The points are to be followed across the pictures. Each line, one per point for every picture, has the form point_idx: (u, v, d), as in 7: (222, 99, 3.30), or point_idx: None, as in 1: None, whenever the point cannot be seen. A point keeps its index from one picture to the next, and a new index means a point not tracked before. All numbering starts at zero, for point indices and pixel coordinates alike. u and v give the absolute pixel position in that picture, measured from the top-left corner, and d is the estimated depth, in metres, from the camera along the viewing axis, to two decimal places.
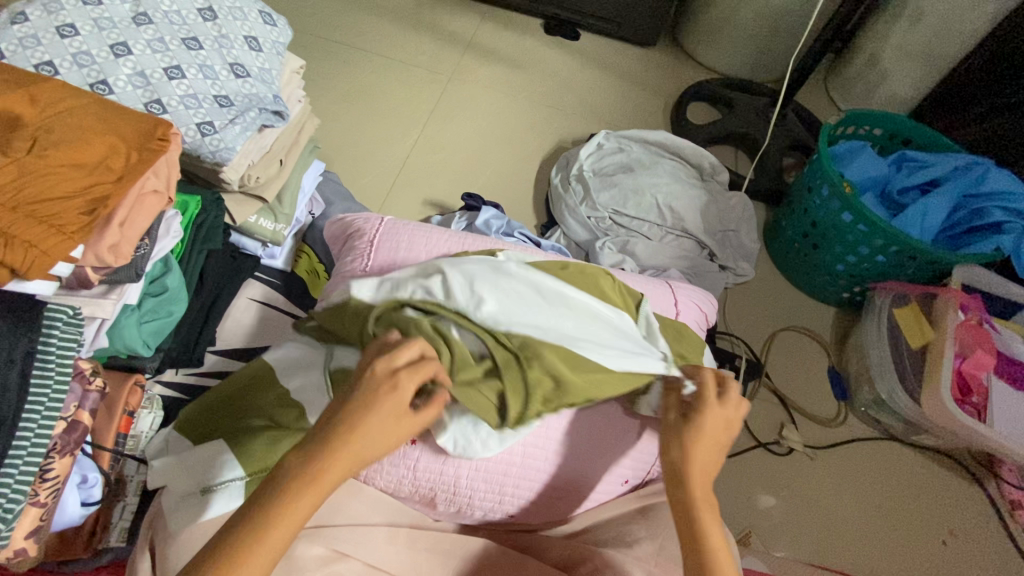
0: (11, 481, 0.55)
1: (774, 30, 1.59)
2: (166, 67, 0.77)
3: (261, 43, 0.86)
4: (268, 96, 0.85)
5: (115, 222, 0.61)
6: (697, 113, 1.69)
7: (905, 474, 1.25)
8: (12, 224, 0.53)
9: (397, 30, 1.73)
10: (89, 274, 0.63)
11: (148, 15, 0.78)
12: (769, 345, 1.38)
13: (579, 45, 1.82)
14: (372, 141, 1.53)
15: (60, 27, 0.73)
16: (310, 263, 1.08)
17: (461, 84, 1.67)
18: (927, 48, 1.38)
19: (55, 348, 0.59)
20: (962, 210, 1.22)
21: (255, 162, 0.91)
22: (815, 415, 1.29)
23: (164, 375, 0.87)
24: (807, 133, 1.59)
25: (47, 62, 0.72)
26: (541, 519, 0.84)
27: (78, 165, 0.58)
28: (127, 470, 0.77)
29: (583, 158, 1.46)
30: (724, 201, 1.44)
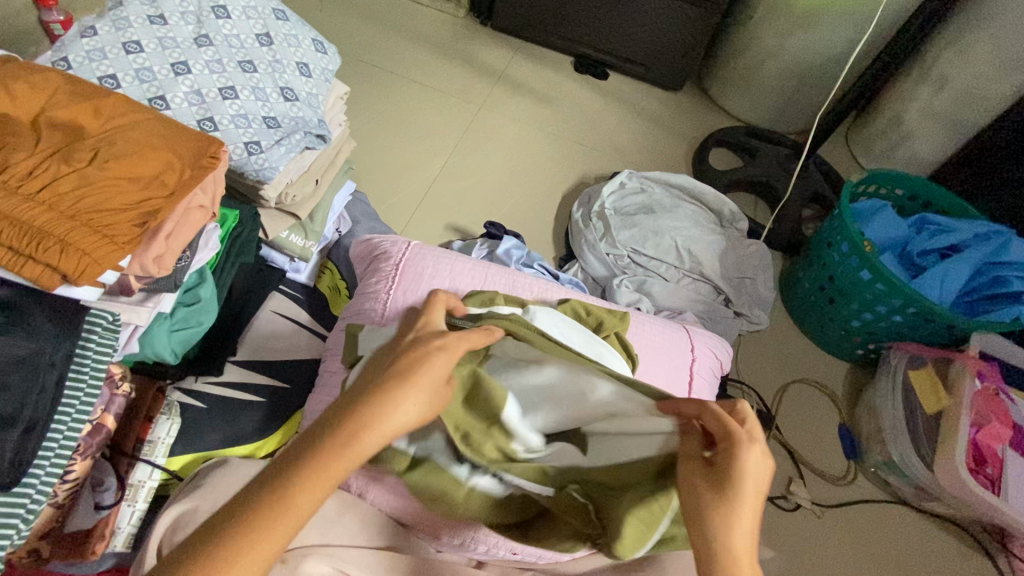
0: (39, 479, 0.57)
1: (802, 83, 1.63)
2: (221, 88, 0.80)
3: (311, 70, 0.90)
4: (314, 119, 0.89)
5: (162, 234, 0.64)
6: (720, 160, 1.72)
7: (914, 541, 1.22)
8: (69, 231, 0.55)
9: (433, 58, 1.79)
10: (132, 282, 0.65)
11: (209, 36, 0.82)
12: (780, 396, 1.37)
13: (607, 85, 1.86)
14: (401, 164, 1.57)
15: (126, 44, 0.77)
16: (332, 280, 1.11)
17: (491, 113, 1.72)
18: (952, 113, 1.41)
19: (92, 350, 0.61)
20: (982, 277, 1.22)
21: (294, 181, 0.93)
22: (824, 472, 1.28)
23: (184, 382, 0.87)
24: (828, 187, 1.61)
25: (110, 75, 0.76)
26: (544, 559, 0.83)
27: (133, 179, 0.61)
28: (137, 475, 0.76)
29: (606, 196, 1.48)
30: (742, 249, 1.46)
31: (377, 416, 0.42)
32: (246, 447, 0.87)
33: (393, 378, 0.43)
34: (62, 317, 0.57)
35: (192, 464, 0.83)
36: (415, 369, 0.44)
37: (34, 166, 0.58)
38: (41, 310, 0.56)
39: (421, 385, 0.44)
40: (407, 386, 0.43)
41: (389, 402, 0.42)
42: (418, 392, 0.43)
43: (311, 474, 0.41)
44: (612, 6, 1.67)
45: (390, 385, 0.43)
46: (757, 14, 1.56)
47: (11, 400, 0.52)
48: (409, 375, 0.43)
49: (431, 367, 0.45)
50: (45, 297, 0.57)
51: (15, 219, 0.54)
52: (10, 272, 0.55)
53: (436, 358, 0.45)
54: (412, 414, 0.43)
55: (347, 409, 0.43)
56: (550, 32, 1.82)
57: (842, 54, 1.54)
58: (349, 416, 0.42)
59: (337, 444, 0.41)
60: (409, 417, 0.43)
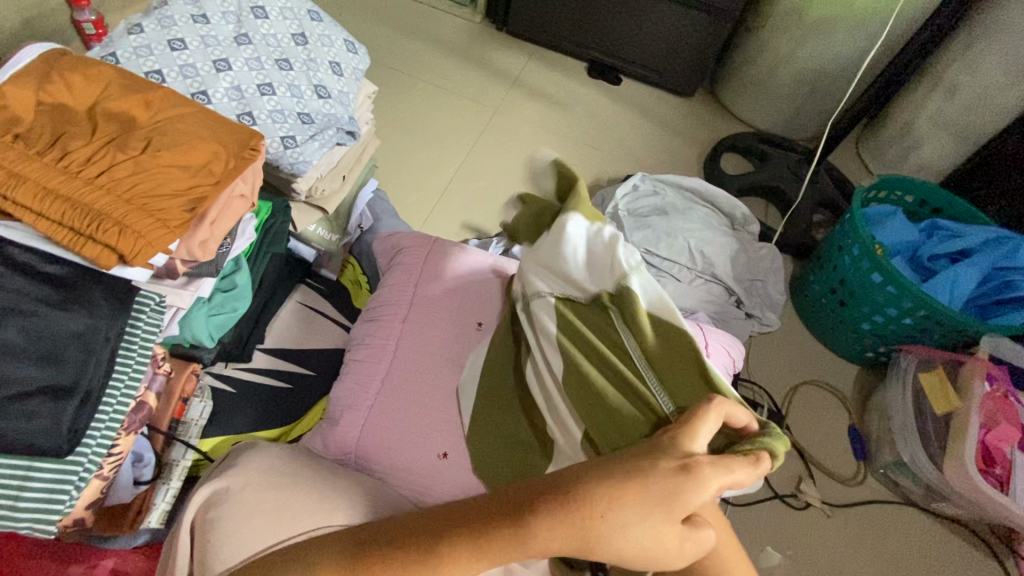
0: (90, 449, 0.60)
1: (813, 90, 1.66)
2: (259, 84, 0.84)
3: (343, 69, 0.94)
4: (345, 117, 0.92)
5: (208, 220, 0.67)
6: (731, 164, 1.75)
7: (923, 542, 1.24)
8: (126, 215, 0.59)
9: (451, 62, 1.83)
10: (178, 265, 0.68)
11: (248, 35, 0.85)
12: (790, 397, 1.39)
13: (620, 90, 1.89)
14: (418, 164, 1.60)
15: (171, 41, 0.80)
16: (355, 273, 1.14)
17: (507, 116, 1.75)
18: (962, 121, 1.43)
19: (141, 328, 0.65)
20: (992, 282, 1.23)
21: (324, 176, 0.97)
22: (833, 472, 1.29)
23: (215, 367, 0.91)
24: (838, 192, 1.63)
25: (156, 70, 0.79)
26: None
27: (184, 167, 0.64)
28: (173, 454, 0.79)
29: (619, 197, 1.51)
30: (753, 251, 1.48)
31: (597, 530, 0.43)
32: (271, 432, 0.89)
33: (631, 480, 0.44)
34: (115, 295, 0.61)
35: (222, 445, 0.86)
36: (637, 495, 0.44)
37: (93, 154, 0.61)
38: (97, 288, 0.60)
39: (642, 506, 0.43)
40: (629, 503, 0.43)
41: (603, 515, 0.43)
42: (640, 526, 0.44)
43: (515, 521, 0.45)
44: (627, 13, 1.71)
45: (621, 492, 0.44)
46: (769, 23, 1.59)
47: (70, 370, 0.56)
48: (629, 495, 0.44)
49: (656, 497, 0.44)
50: (100, 276, 0.60)
51: (76, 202, 0.58)
52: (69, 252, 0.59)
53: (663, 478, 0.44)
54: (622, 542, 0.44)
55: (561, 492, 0.45)
56: (565, 38, 1.86)
57: (854, 62, 1.57)
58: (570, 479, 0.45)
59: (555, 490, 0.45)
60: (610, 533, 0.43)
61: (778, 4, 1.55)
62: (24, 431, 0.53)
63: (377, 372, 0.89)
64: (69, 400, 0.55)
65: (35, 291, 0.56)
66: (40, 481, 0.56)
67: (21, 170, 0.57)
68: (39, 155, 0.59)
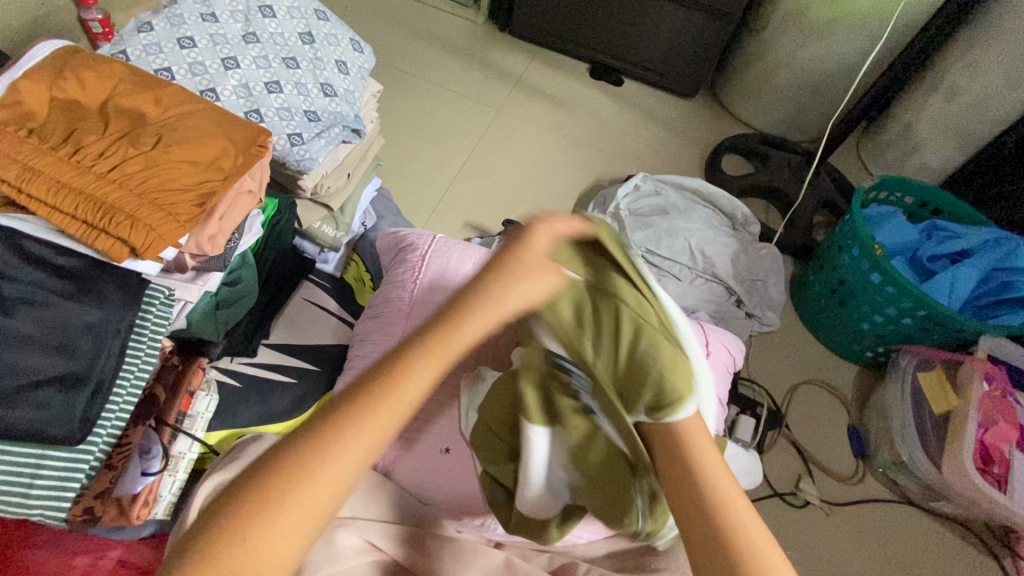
0: (102, 437, 0.61)
1: (813, 92, 1.67)
2: (267, 82, 0.85)
3: (349, 68, 0.95)
4: (350, 115, 0.94)
5: (216, 215, 0.68)
6: (732, 165, 1.76)
7: (921, 541, 1.24)
8: (138, 208, 0.60)
9: (454, 62, 1.84)
10: (187, 259, 0.69)
11: (256, 34, 0.86)
12: (790, 396, 1.40)
13: (622, 91, 1.90)
14: (421, 164, 1.61)
15: (180, 39, 0.81)
16: (358, 271, 1.15)
17: (509, 116, 1.76)
18: (962, 123, 1.44)
19: (150, 320, 0.65)
20: (990, 282, 1.24)
21: (328, 173, 0.98)
22: (832, 471, 1.30)
23: (220, 362, 0.91)
24: (839, 194, 1.64)
25: (165, 68, 0.80)
26: (562, 541, 0.85)
27: (193, 163, 0.66)
28: (179, 447, 0.80)
29: (620, 197, 1.51)
30: (754, 252, 1.49)
31: (728, 522, 0.47)
32: (277, 425, 0.91)
33: (494, 271, 0.47)
34: (126, 287, 0.62)
35: (227, 438, 0.87)
36: (516, 260, 0.48)
37: (104, 148, 0.62)
38: (108, 281, 0.61)
39: (525, 277, 0.48)
40: (513, 278, 0.47)
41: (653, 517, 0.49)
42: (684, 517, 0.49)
43: (388, 395, 0.42)
44: (629, 14, 1.72)
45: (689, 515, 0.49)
46: (771, 25, 1.60)
47: (83, 360, 0.57)
48: (520, 278, 0.47)
49: (723, 492, 0.49)
50: (111, 269, 0.61)
51: (89, 195, 0.59)
52: (81, 244, 0.60)
53: (525, 249, 0.49)
54: (516, 300, 0.47)
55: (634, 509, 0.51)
56: (567, 39, 1.87)
57: (854, 64, 1.58)
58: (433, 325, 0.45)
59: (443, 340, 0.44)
60: (728, 530, 0.46)
61: (780, 6, 1.56)
62: (36, 419, 0.54)
63: (381, 367, 0.90)
64: (81, 390, 0.56)
65: (48, 283, 0.58)
66: (53, 469, 0.57)
67: (35, 164, 0.58)
68: (51, 149, 0.60)
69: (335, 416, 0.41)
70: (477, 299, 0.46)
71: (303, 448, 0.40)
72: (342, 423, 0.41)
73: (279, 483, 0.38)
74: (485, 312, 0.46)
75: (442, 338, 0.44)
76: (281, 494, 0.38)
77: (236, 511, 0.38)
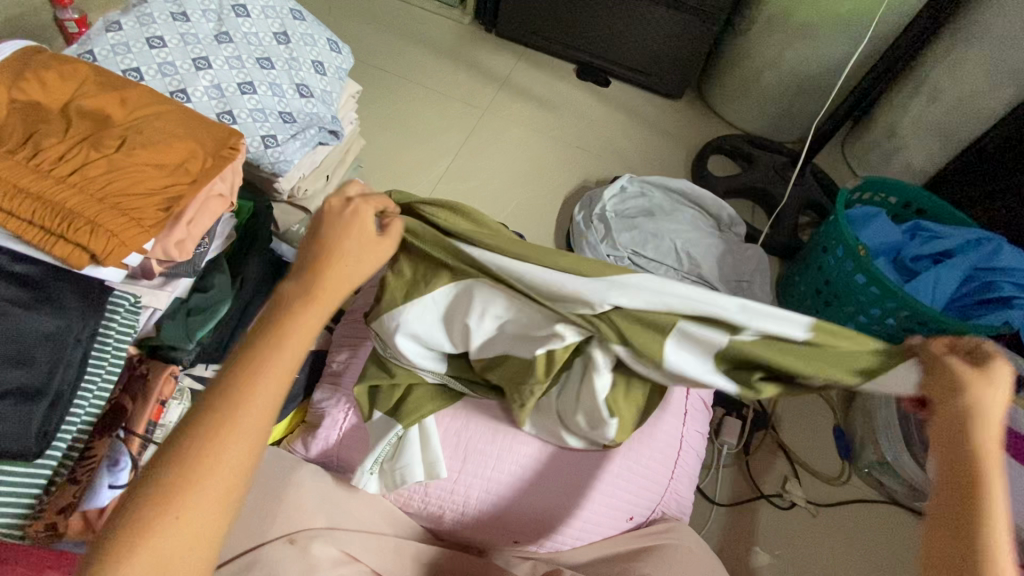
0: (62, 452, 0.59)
1: (798, 93, 1.67)
2: (240, 83, 0.83)
3: (326, 68, 0.93)
4: (327, 116, 0.92)
5: (184, 220, 0.66)
6: (718, 167, 1.76)
7: (907, 541, 1.24)
8: (98, 213, 0.58)
9: (439, 63, 1.83)
10: (153, 266, 0.67)
11: (229, 34, 0.84)
12: (776, 396, 1.39)
13: (609, 91, 1.90)
14: (407, 166, 1.60)
15: (149, 39, 0.79)
16: None
17: (494, 117, 1.75)
18: (945, 124, 1.44)
19: (116, 326, 0.64)
20: (973, 282, 1.24)
21: (306, 176, 0.96)
22: (819, 472, 1.30)
23: (195, 369, 0.88)
24: (824, 194, 1.64)
25: (134, 68, 0.78)
26: (545, 548, 0.83)
27: (159, 166, 0.64)
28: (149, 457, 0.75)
29: (606, 199, 1.50)
30: (740, 253, 1.48)
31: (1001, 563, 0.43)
32: None
33: (327, 249, 0.54)
34: (89, 295, 0.60)
35: None
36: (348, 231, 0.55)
37: (65, 151, 0.61)
38: (70, 288, 0.59)
39: (354, 257, 0.55)
40: (345, 244, 0.54)
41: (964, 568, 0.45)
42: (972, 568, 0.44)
43: (253, 383, 0.45)
44: (615, 14, 1.71)
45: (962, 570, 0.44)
46: (754, 26, 1.60)
47: (41, 371, 0.55)
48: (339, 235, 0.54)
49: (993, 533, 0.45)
50: (72, 275, 0.59)
51: (46, 200, 0.57)
52: (40, 251, 0.58)
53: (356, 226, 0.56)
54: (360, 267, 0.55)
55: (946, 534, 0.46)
56: (554, 39, 1.86)
57: (838, 65, 1.58)
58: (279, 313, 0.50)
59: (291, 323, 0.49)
60: None
61: (763, 7, 1.56)
62: None
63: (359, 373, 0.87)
64: (36, 404, 0.54)
65: (3, 291, 0.55)
66: None
67: None
68: (9, 153, 0.59)
69: (218, 412, 0.44)
70: (340, 242, 0.54)
71: (195, 441, 0.42)
72: (218, 416, 0.44)
73: (174, 468, 0.42)
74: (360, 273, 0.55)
75: (317, 292, 0.51)
76: (195, 468, 0.42)
77: (152, 494, 0.41)
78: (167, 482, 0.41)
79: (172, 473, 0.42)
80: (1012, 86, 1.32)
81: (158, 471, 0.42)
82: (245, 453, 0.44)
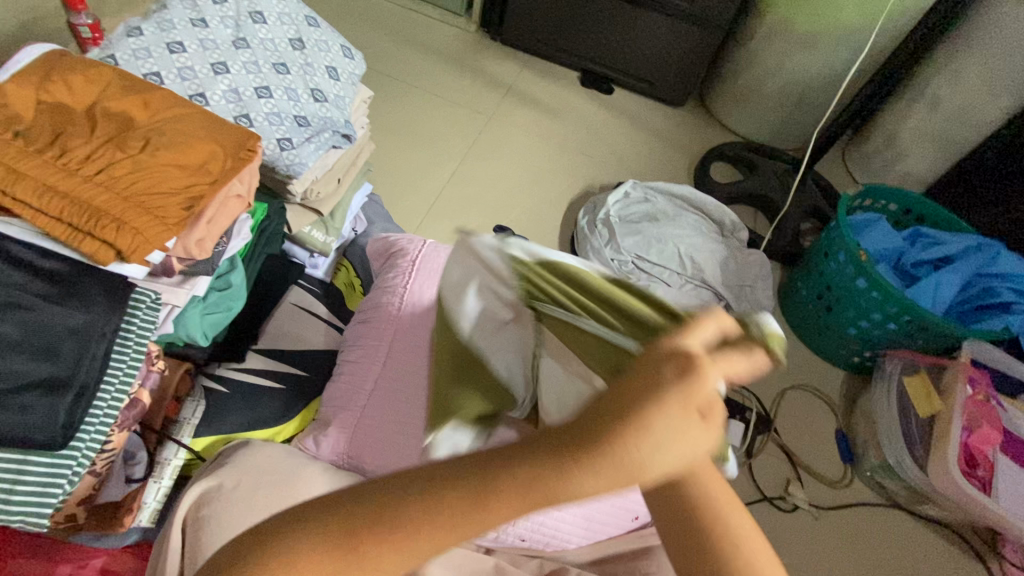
0: (84, 444, 0.60)
1: (800, 102, 1.69)
2: (257, 87, 0.85)
3: (339, 74, 0.95)
4: (340, 120, 0.94)
5: (204, 220, 0.68)
6: (720, 174, 1.78)
7: (909, 544, 1.25)
8: (123, 211, 0.60)
9: (445, 70, 1.85)
10: (173, 263, 0.69)
11: (246, 39, 0.87)
12: (778, 400, 1.41)
13: (612, 99, 1.92)
14: (413, 171, 1.62)
15: (169, 44, 0.81)
16: (349, 277, 1.14)
17: (500, 123, 1.77)
18: (944, 132, 1.47)
19: (136, 324, 0.65)
20: (973, 288, 1.26)
21: (318, 178, 0.98)
22: (821, 475, 1.31)
23: (208, 368, 0.90)
24: (825, 201, 1.66)
25: (154, 72, 0.80)
26: (552, 546, 0.84)
27: (181, 166, 0.66)
28: (165, 453, 0.79)
29: (610, 204, 1.52)
30: (743, 258, 1.50)
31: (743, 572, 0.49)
32: (264, 432, 0.89)
33: (633, 413, 0.39)
34: (113, 292, 0.61)
35: (213, 445, 0.85)
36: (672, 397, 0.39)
37: (91, 152, 0.62)
38: (95, 285, 0.60)
39: (650, 442, 0.39)
40: (656, 416, 0.39)
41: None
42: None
43: (488, 491, 0.42)
44: (620, 23, 1.74)
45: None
46: (756, 36, 1.63)
47: (66, 365, 0.57)
48: (659, 402, 0.39)
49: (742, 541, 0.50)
50: (98, 272, 0.61)
51: (74, 198, 0.59)
52: (66, 248, 0.59)
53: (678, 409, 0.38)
54: (659, 467, 0.39)
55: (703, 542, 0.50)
56: (559, 48, 1.89)
57: (839, 74, 1.61)
58: (573, 437, 0.41)
59: (547, 474, 0.41)
60: None
61: (766, 17, 1.58)
62: (20, 426, 0.53)
63: (370, 373, 0.89)
64: (63, 396, 0.56)
65: (31, 286, 0.57)
66: (35, 474, 0.57)
67: (21, 167, 0.58)
68: (37, 152, 0.60)
69: (438, 487, 0.43)
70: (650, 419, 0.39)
71: (399, 500, 0.43)
72: (434, 494, 0.43)
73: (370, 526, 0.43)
74: (645, 468, 0.39)
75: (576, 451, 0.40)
76: (390, 535, 0.42)
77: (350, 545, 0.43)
78: (366, 520, 0.43)
79: (376, 522, 0.43)
80: (1010, 95, 1.34)
81: (372, 496, 0.44)
82: (434, 546, 0.43)
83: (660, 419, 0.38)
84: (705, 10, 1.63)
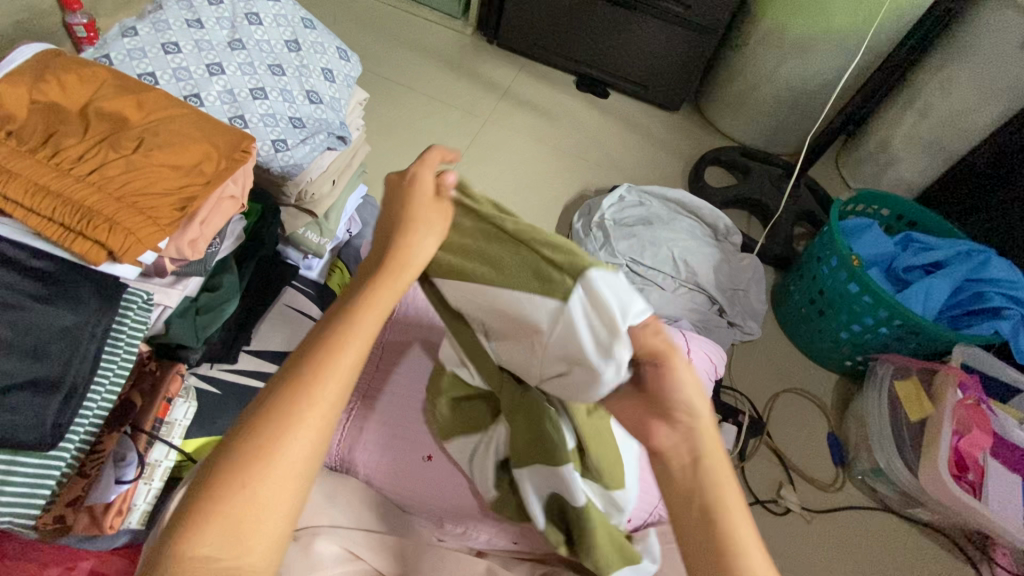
0: (73, 445, 0.60)
1: (793, 107, 1.71)
2: (252, 88, 0.85)
3: (335, 75, 0.95)
4: (336, 122, 0.94)
5: (197, 220, 0.68)
6: (715, 178, 1.79)
7: (901, 547, 1.26)
8: (116, 211, 0.60)
9: (442, 72, 1.86)
10: (166, 264, 0.69)
11: (242, 41, 0.87)
12: (771, 403, 1.41)
13: (608, 103, 1.93)
14: None
15: (165, 44, 0.81)
16: (343, 278, 1.14)
17: (495, 126, 1.78)
18: (936, 138, 1.48)
19: (128, 324, 0.65)
20: (963, 293, 1.27)
21: (314, 180, 0.98)
22: (813, 479, 1.32)
23: (200, 369, 0.90)
24: (818, 206, 1.67)
25: (149, 73, 0.80)
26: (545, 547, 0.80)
27: (175, 167, 0.66)
28: (154, 454, 0.77)
29: (605, 207, 1.52)
30: (736, 262, 1.50)
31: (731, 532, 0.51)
32: None
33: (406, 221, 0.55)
34: (104, 292, 0.61)
35: (205, 446, 0.85)
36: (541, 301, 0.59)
37: (84, 151, 0.62)
38: (86, 286, 0.60)
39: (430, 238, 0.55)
40: (419, 236, 0.55)
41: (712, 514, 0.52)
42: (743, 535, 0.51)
43: (331, 362, 0.49)
44: (617, 28, 1.75)
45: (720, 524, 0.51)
46: (750, 41, 1.64)
47: (56, 365, 0.57)
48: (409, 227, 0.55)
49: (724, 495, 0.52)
50: (89, 272, 0.61)
51: (66, 198, 0.59)
52: (59, 247, 0.59)
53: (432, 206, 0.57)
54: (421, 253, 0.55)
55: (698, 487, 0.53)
56: (555, 52, 1.89)
57: (832, 80, 1.62)
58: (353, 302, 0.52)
59: (362, 312, 0.52)
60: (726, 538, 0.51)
61: (760, 23, 1.59)
62: (8, 426, 0.53)
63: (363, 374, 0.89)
64: (53, 396, 0.56)
65: (22, 286, 0.57)
66: (23, 474, 0.57)
67: (12, 167, 0.58)
68: (30, 152, 0.60)
69: (300, 378, 0.48)
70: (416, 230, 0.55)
71: (280, 412, 0.46)
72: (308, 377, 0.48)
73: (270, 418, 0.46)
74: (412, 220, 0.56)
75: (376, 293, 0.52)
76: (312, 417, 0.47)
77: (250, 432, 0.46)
78: (265, 434, 0.45)
79: (273, 417, 0.46)
80: (1001, 103, 1.35)
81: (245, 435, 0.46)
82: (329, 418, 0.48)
83: (423, 230, 0.55)
84: (700, 16, 1.65)
